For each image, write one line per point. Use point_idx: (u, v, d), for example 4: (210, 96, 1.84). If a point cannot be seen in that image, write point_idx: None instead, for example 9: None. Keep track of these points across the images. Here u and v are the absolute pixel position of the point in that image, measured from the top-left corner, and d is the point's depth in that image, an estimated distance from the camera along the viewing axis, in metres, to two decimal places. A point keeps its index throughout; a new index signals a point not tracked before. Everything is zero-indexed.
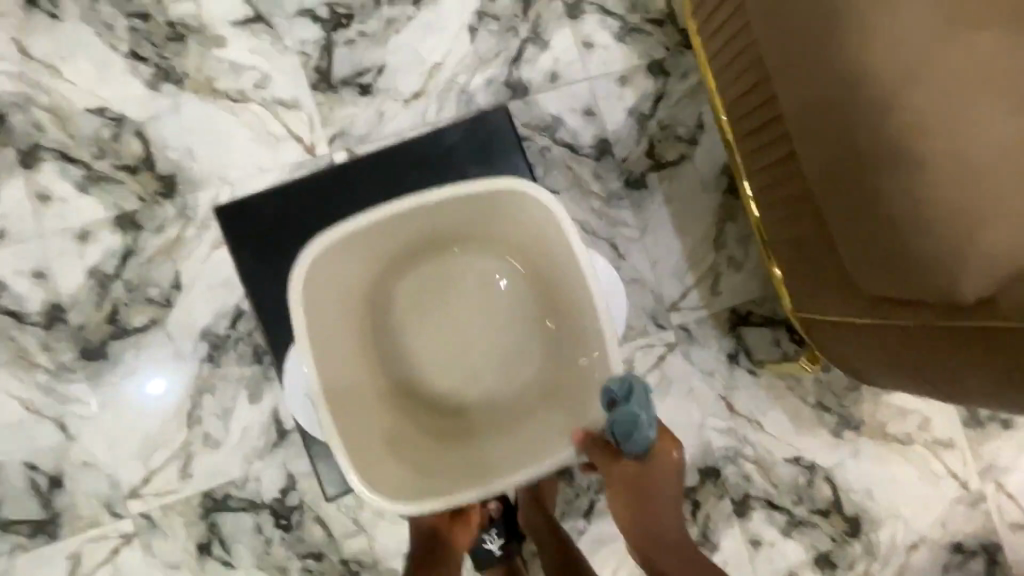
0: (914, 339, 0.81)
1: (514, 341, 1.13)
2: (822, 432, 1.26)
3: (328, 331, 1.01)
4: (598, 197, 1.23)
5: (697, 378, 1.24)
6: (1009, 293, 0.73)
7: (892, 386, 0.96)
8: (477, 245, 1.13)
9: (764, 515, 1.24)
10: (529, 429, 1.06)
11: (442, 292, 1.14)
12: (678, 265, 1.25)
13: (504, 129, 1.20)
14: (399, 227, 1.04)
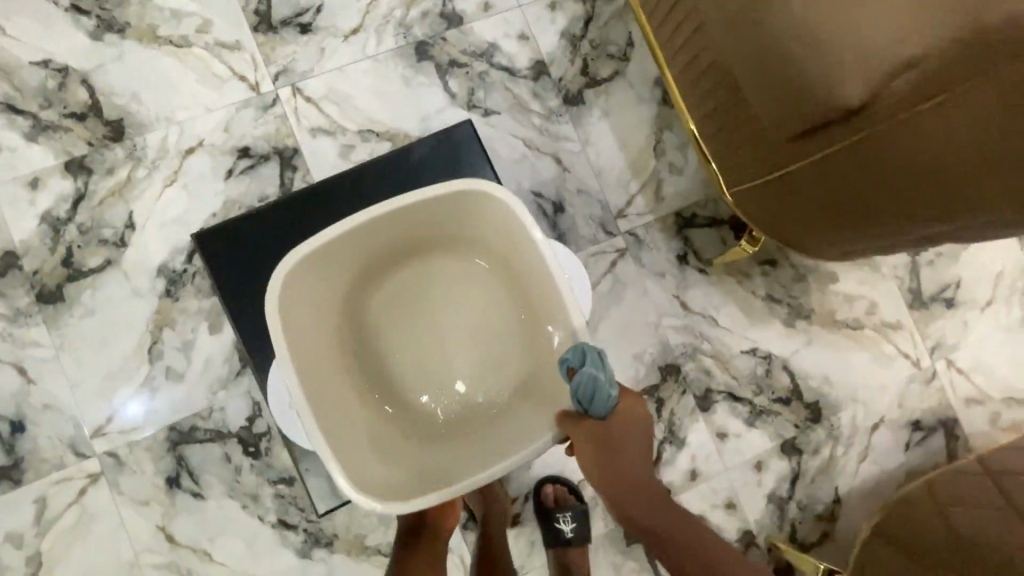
0: (835, 170, 0.85)
1: (494, 339, 1.14)
2: (775, 323, 1.31)
3: (308, 346, 1.01)
4: (539, 116, 1.29)
5: (650, 280, 1.28)
6: (897, 89, 0.75)
7: (841, 244, 0.99)
8: (450, 248, 1.13)
9: (727, 408, 1.27)
10: (511, 420, 1.04)
11: (418, 296, 1.14)
12: (621, 174, 1.30)
13: (468, 147, 1.25)
14: (371, 234, 1.05)
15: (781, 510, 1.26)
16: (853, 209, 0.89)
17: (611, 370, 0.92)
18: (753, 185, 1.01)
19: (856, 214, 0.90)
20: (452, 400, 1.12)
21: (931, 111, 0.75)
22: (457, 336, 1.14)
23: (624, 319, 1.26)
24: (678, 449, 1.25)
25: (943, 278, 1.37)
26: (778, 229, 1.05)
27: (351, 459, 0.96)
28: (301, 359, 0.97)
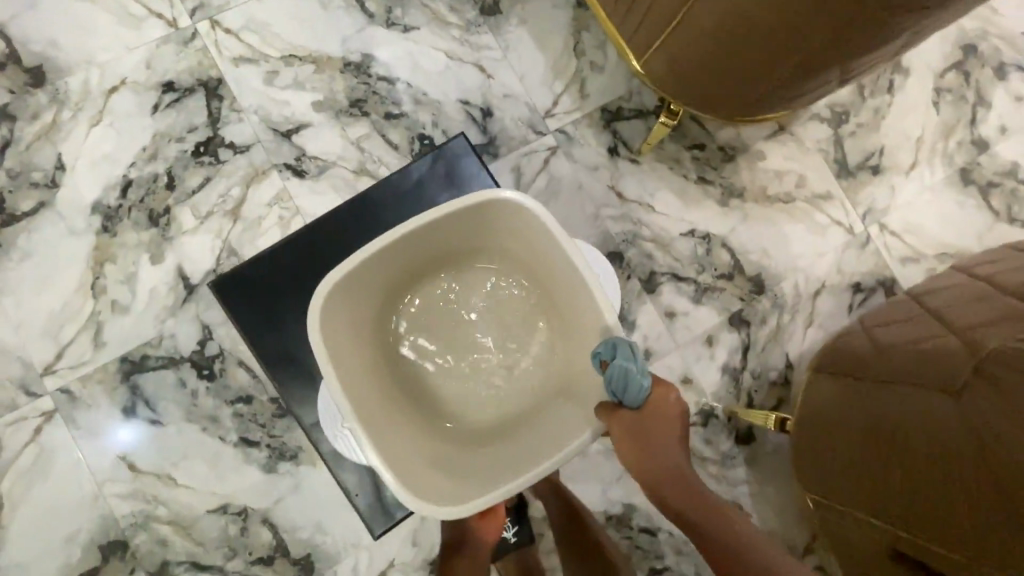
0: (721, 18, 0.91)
1: (525, 338, 1.09)
2: (709, 204, 1.35)
3: (351, 370, 0.97)
4: (458, 28, 1.32)
5: (584, 174, 1.32)
6: None
7: (792, 85, 0.99)
8: (474, 255, 1.09)
9: (672, 289, 1.31)
10: (551, 423, 1.01)
11: (449, 305, 1.10)
12: (544, 77, 1.33)
13: (466, 161, 1.28)
14: (402, 251, 1.01)
15: (736, 380, 1.30)
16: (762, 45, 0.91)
17: (643, 364, 0.91)
18: (703, 88, 1.08)
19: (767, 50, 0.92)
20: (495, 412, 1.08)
21: None
22: (492, 346, 1.09)
23: (563, 214, 1.30)
24: (629, 332, 1.28)
25: (866, 147, 1.43)
26: (743, 109, 1.10)
27: (406, 469, 0.93)
28: (346, 380, 0.94)
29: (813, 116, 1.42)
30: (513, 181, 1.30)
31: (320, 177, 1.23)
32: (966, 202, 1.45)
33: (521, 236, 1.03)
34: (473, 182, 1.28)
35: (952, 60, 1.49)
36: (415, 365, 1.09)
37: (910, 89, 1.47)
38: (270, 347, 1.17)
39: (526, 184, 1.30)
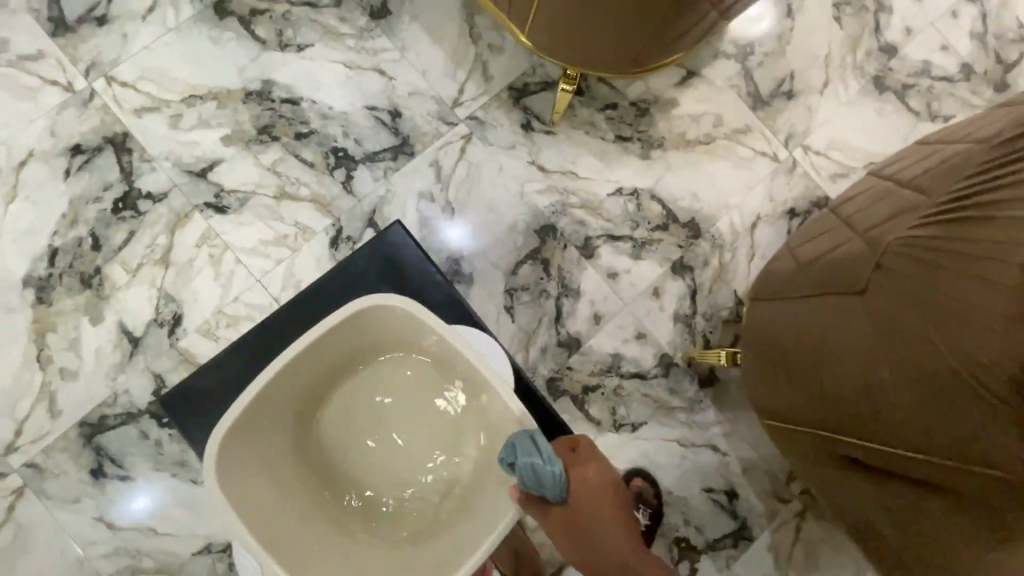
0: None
1: (445, 430, 1.09)
2: (632, 159, 1.36)
3: (267, 508, 0.96)
4: (352, 37, 1.33)
5: (503, 155, 1.33)
6: None
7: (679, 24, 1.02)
8: (382, 356, 1.09)
9: (610, 250, 1.33)
10: (475, 511, 1.01)
11: (365, 408, 1.09)
12: (445, 68, 1.34)
13: (409, 242, 1.27)
14: (296, 372, 1.00)
15: (689, 326, 1.32)
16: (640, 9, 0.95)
17: (547, 451, 0.93)
18: (603, 49, 1.09)
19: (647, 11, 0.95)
20: (424, 507, 1.07)
21: None
22: (410, 442, 1.09)
23: (490, 197, 1.31)
24: (576, 300, 1.30)
25: (776, 75, 1.45)
26: (650, 53, 1.11)
27: None
28: (253, 506, 0.94)
29: (719, 54, 1.44)
30: (434, 175, 1.31)
31: (242, 209, 1.24)
32: (883, 109, 1.46)
33: (423, 338, 1.04)
34: (419, 263, 1.27)
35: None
36: (340, 470, 1.08)
37: (809, 9, 1.48)
38: (225, 382, 1.18)
39: (447, 176, 1.31)
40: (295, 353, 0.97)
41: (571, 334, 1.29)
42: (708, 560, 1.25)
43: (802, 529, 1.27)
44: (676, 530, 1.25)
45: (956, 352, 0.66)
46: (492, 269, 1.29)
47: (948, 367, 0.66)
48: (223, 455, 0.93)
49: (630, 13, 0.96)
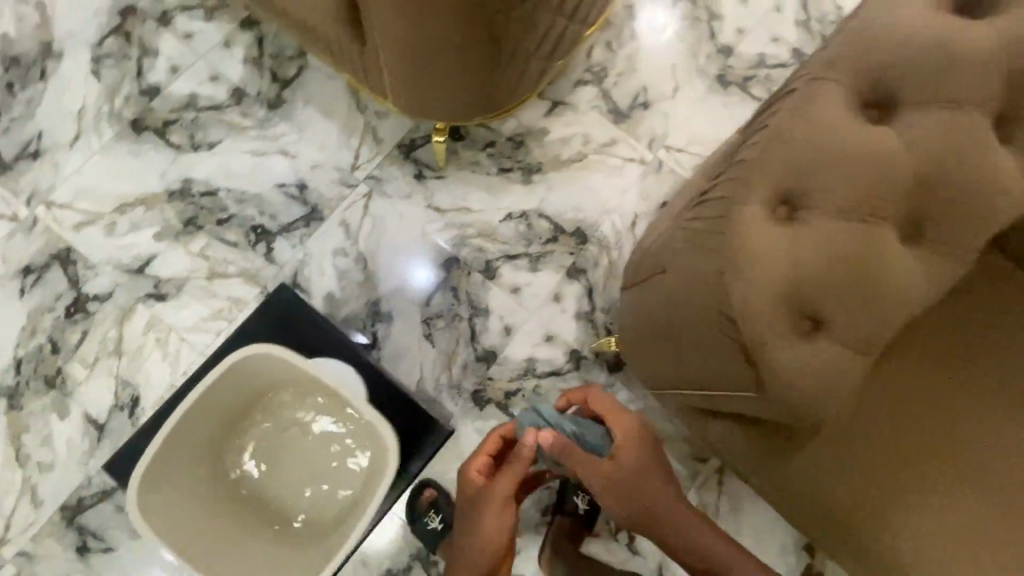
0: (438, 79, 1.14)
1: (333, 443, 1.29)
2: (516, 186, 1.55)
3: (187, 530, 1.16)
4: (255, 128, 1.53)
5: (402, 204, 1.52)
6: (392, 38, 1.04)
7: (512, 78, 1.23)
8: (274, 392, 1.28)
9: (510, 268, 1.50)
10: (357, 506, 1.21)
11: (265, 433, 1.29)
12: (339, 139, 1.54)
13: (331, 292, 1.46)
14: (199, 418, 1.19)
15: (591, 321, 1.48)
16: (474, 79, 1.15)
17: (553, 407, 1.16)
18: (453, 105, 1.24)
19: (481, 78, 1.16)
20: (323, 512, 1.27)
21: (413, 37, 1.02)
22: (305, 457, 1.29)
23: (397, 242, 1.49)
24: (487, 317, 1.47)
25: (631, 91, 1.65)
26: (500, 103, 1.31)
27: None
28: (174, 531, 1.14)
29: (578, 83, 1.64)
30: (344, 233, 1.49)
31: (179, 294, 1.41)
32: (730, 102, 1.67)
33: (299, 375, 1.22)
34: (341, 310, 1.45)
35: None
36: (250, 486, 1.29)
37: (650, 29, 1.69)
38: None
39: (356, 232, 1.49)
40: (190, 403, 1.15)
41: (487, 348, 1.45)
42: None
43: (724, 482, 1.41)
44: None
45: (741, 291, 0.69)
46: (407, 304, 1.46)
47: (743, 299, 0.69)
48: (143, 493, 1.11)
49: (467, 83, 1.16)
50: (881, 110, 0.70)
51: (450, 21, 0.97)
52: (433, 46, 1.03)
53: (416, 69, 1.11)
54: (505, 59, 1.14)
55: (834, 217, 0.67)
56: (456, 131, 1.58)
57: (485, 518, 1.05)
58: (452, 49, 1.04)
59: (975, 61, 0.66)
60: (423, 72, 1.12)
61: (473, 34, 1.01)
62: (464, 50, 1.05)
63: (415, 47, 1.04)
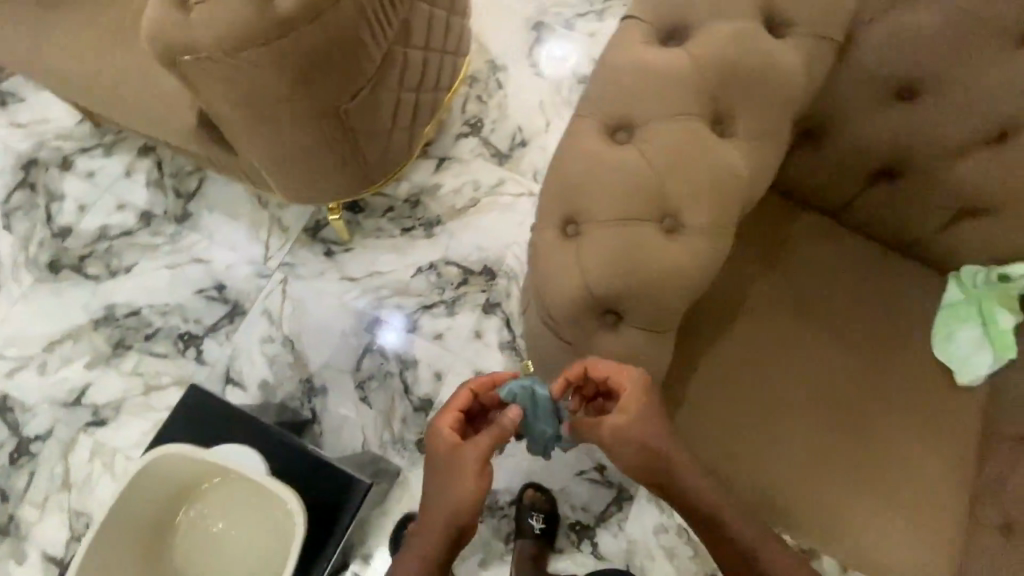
0: (309, 169, 1.26)
1: (259, 531, 1.17)
2: (420, 241, 1.67)
3: None
4: (167, 244, 1.63)
5: (318, 281, 1.62)
6: (255, 147, 1.16)
7: (379, 152, 1.36)
8: (192, 490, 1.18)
9: (429, 317, 1.60)
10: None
11: (186, 539, 1.18)
12: (248, 235, 1.64)
13: (265, 379, 1.53)
14: (117, 544, 1.08)
15: (514, 348, 1.58)
16: (342, 162, 1.28)
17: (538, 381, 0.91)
18: (335, 186, 1.36)
19: (347, 160, 1.29)
20: None
21: (271, 143, 1.14)
22: (236, 552, 1.18)
23: (319, 317, 1.58)
24: (416, 368, 1.55)
25: (508, 133, 1.80)
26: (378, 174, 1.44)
27: None
28: None
29: (459, 137, 1.80)
30: (268, 321, 1.57)
31: (118, 415, 1.47)
32: None
33: (208, 469, 1.12)
34: (278, 393, 1.52)
35: (530, 38, 1.90)
36: None
37: (513, 75, 1.86)
38: None
39: (278, 317, 1.58)
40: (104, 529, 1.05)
41: (422, 397, 1.53)
42: (603, 529, 1.45)
43: None
44: (567, 517, 1.46)
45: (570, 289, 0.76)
46: (339, 373, 1.54)
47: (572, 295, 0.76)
48: None
49: (336, 165, 1.29)
50: (626, 128, 0.77)
51: (296, 124, 1.10)
52: (292, 143, 1.16)
53: (287, 166, 1.24)
54: (364, 139, 1.27)
55: (607, 223, 0.75)
56: (356, 205, 1.70)
57: (461, 468, 0.81)
58: (309, 143, 1.17)
59: (681, 74, 0.75)
60: (294, 168, 1.25)
61: (322, 129, 1.14)
62: (320, 142, 1.18)
63: (277, 149, 1.17)
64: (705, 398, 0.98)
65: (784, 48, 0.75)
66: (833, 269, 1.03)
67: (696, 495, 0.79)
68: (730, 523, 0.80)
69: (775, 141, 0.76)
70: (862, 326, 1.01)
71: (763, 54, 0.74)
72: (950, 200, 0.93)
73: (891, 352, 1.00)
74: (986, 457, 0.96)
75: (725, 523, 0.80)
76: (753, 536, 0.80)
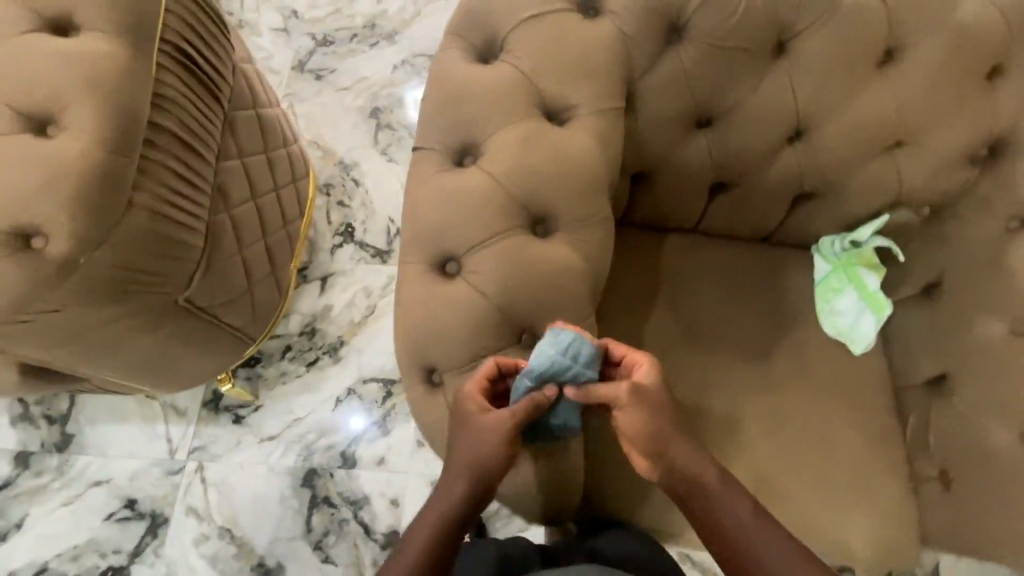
0: (174, 362, 1.16)
1: None
2: (331, 370, 1.56)
3: None
4: (55, 480, 1.45)
5: (238, 453, 1.48)
6: (98, 369, 1.05)
7: (248, 313, 1.26)
8: None
9: (365, 445, 1.50)
10: None
11: None
12: (144, 434, 1.49)
13: None
14: None
15: None
16: (208, 341, 1.18)
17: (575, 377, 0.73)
18: (212, 364, 1.26)
19: (214, 336, 1.18)
20: None
21: (113, 360, 1.03)
22: None
23: (251, 490, 1.45)
24: (370, 503, 1.45)
25: (383, 227, 1.72)
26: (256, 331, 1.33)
27: None
28: None
29: (334, 249, 1.68)
30: (196, 519, 1.42)
31: None
32: None
33: None
34: None
35: (370, 127, 1.81)
36: None
37: (365, 164, 1.76)
38: None
39: (207, 510, 1.43)
40: None
41: (386, 531, 1.43)
42: None
43: None
44: None
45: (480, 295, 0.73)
46: (291, 544, 1.42)
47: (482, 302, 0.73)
48: None
49: (201, 347, 1.17)
50: (454, 259, 0.75)
51: (134, 336, 0.99)
52: (138, 352, 1.05)
53: (146, 370, 1.12)
54: (222, 312, 1.17)
55: (462, 367, 0.74)
56: (251, 357, 1.58)
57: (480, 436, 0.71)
58: (159, 345, 1.07)
59: (483, 195, 0.73)
60: (155, 368, 1.13)
61: (168, 327, 1.04)
62: (171, 337, 1.07)
63: (126, 363, 1.06)
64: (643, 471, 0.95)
65: (572, 134, 0.76)
66: (717, 284, 1.03)
67: (694, 487, 0.74)
68: (723, 511, 0.74)
69: (599, 223, 0.77)
70: (762, 336, 1.01)
71: (553, 148, 0.74)
72: (782, 195, 0.96)
73: (792, 345, 1.01)
74: (907, 412, 0.99)
75: (719, 513, 0.74)
76: (742, 513, 0.74)
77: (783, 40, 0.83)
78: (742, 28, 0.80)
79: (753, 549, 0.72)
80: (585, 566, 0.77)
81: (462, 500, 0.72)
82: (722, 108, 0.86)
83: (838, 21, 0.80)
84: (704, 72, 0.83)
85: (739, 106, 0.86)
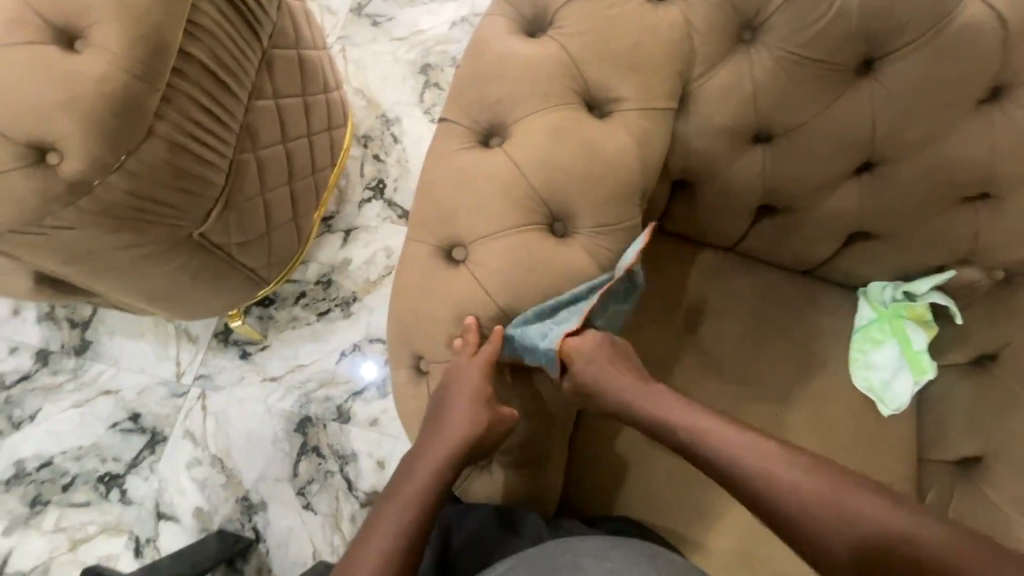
0: (186, 295, 1.17)
1: None
2: (339, 324, 1.54)
3: None
4: (69, 381, 1.51)
5: (238, 389, 1.51)
6: (111, 290, 1.07)
7: (265, 257, 1.25)
8: None
9: (361, 403, 1.50)
10: None
11: None
12: (156, 354, 1.53)
13: (199, 507, 1.44)
14: None
15: None
16: (220, 281, 1.17)
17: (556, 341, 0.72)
18: (223, 301, 1.27)
19: (227, 277, 1.18)
20: None
21: (125, 283, 1.04)
22: None
23: (247, 426, 1.48)
24: (356, 461, 1.46)
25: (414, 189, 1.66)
26: (272, 275, 1.32)
27: None
28: None
29: (362, 203, 1.61)
30: (192, 443, 1.47)
31: None
32: None
33: None
34: (215, 519, 1.44)
35: (419, 82, 1.69)
36: None
37: (407, 121, 1.66)
38: None
39: (202, 437, 1.48)
40: None
41: (367, 491, 1.45)
42: None
43: None
44: None
45: (481, 290, 0.72)
46: (276, 484, 1.45)
47: (482, 297, 0.72)
48: None
49: (214, 284, 1.17)
50: (462, 245, 0.74)
51: (147, 264, 1.00)
52: (153, 279, 1.06)
53: (157, 298, 1.13)
54: (236, 256, 1.15)
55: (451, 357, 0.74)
56: (265, 297, 1.56)
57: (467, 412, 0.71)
58: (171, 277, 1.07)
59: (507, 181, 0.71)
60: (167, 298, 1.15)
61: (182, 261, 1.04)
62: (184, 271, 1.07)
63: (139, 289, 1.07)
64: (630, 493, 0.90)
65: (612, 131, 0.72)
66: (749, 311, 0.95)
67: (716, 444, 0.70)
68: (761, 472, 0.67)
69: (614, 233, 0.73)
70: (785, 375, 0.93)
71: (589, 143, 0.71)
72: (835, 231, 0.87)
73: (815, 392, 0.93)
74: (926, 484, 0.91)
75: (769, 471, 0.67)
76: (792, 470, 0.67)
77: (872, 58, 0.73)
78: (826, 38, 0.70)
79: (820, 513, 0.64)
80: (585, 545, 0.70)
81: (448, 463, 0.72)
82: (787, 125, 0.77)
83: (944, 45, 0.69)
84: (774, 82, 0.74)
85: (806, 125, 0.76)
